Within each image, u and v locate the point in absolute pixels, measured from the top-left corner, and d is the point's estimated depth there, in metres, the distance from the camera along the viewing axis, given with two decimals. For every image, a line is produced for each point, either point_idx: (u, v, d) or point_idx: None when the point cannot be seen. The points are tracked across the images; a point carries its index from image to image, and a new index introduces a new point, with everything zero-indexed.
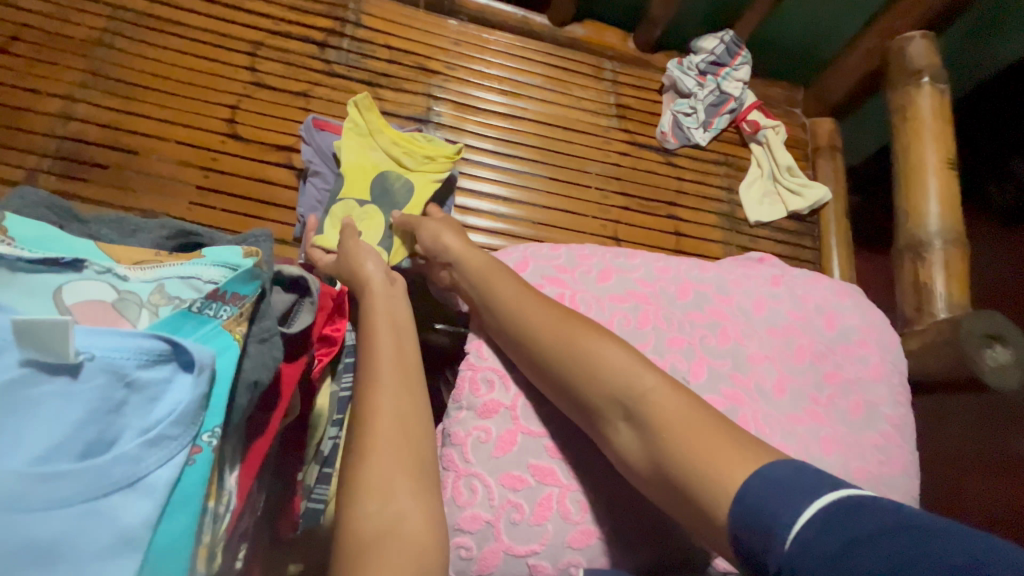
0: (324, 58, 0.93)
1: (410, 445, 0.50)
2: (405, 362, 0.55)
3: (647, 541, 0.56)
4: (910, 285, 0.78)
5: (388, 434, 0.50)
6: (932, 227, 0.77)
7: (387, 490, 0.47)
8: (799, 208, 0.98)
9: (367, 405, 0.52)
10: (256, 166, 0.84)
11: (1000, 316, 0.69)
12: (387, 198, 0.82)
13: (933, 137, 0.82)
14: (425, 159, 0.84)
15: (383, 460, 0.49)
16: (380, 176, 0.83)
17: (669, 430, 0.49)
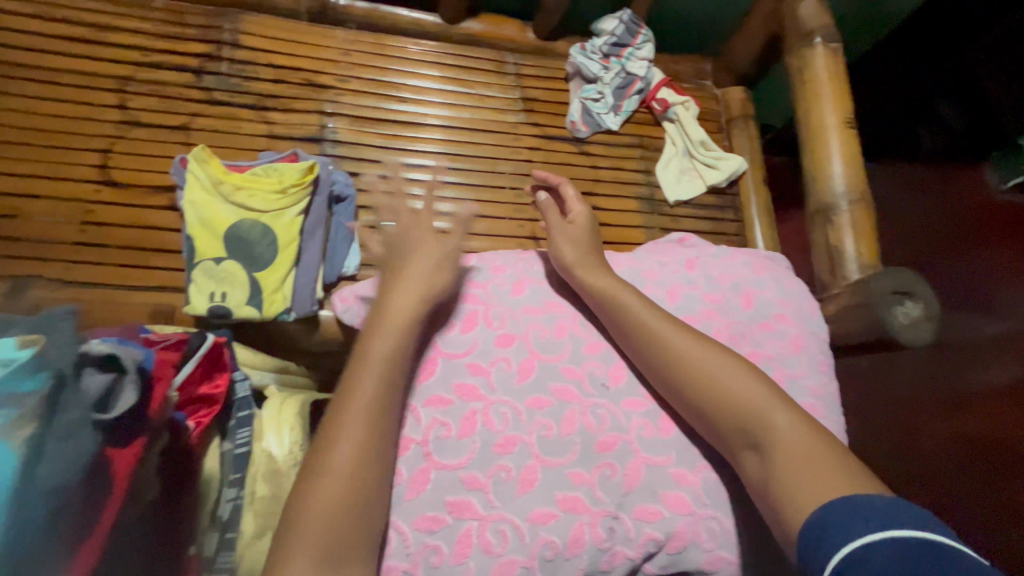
0: (202, 86, 0.87)
1: (362, 502, 0.47)
2: (387, 399, 0.51)
3: (576, 561, 0.54)
4: (823, 250, 0.78)
5: (348, 486, 0.47)
6: (837, 189, 0.77)
7: (339, 552, 0.44)
8: (717, 182, 0.98)
9: (334, 448, 0.48)
10: (136, 211, 0.78)
11: (907, 271, 0.68)
12: (244, 253, 0.68)
13: (831, 97, 0.81)
14: (273, 194, 0.69)
15: (335, 516, 0.45)
16: (229, 230, 0.68)
17: (792, 462, 0.51)
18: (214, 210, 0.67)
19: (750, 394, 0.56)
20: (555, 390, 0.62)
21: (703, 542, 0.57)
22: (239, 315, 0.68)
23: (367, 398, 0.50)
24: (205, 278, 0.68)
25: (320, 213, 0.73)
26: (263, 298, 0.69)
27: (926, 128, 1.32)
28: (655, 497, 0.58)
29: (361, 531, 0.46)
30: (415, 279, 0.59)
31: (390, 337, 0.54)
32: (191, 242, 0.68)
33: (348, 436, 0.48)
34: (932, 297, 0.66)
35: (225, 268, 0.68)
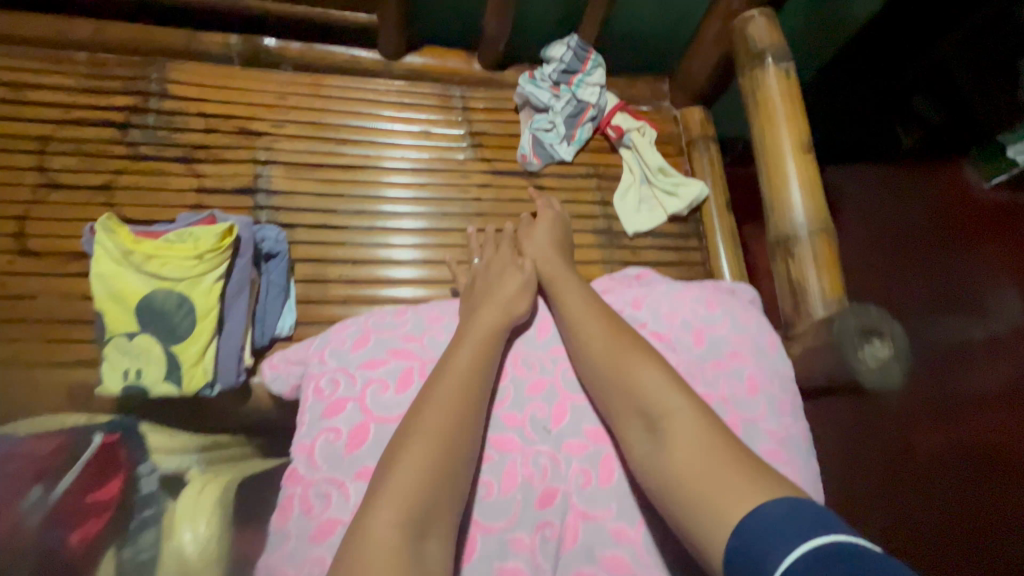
0: (127, 141, 0.82)
1: (447, 479, 0.53)
2: (473, 392, 0.59)
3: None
4: (785, 283, 0.73)
5: (437, 461, 0.53)
6: (797, 218, 0.72)
7: (425, 519, 0.50)
8: (678, 209, 0.93)
9: (424, 429, 0.55)
10: (54, 280, 0.73)
11: (872, 307, 0.63)
12: (158, 326, 0.63)
13: (785, 120, 0.77)
14: (186, 260, 0.64)
15: (421, 484, 0.51)
16: (141, 301, 0.63)
17: (691, 445, 0.53)
18: (124, 281, 0.63)
19: (659, 387, 0.58)
20: (495, 442, 0.62)
21: None
22: (156, 393, 0.63)
23: (452, 388, 0.58)
24: (118, 355, 0.63)
25: (245, 275, 0.68)
26: (182, 373, 0.63)
27: (904, 128, 1.21)
28: (592, 556, 0.58)
29: (444, 503, 0.52)
30: (504, 292, 0.69)
31: (471, 342, 0.63)
32: (101, 316, 0.63)
33: (433, 420, 0.55)
34: (901, 333, 0.61)
35: (139, 343, 0.63)
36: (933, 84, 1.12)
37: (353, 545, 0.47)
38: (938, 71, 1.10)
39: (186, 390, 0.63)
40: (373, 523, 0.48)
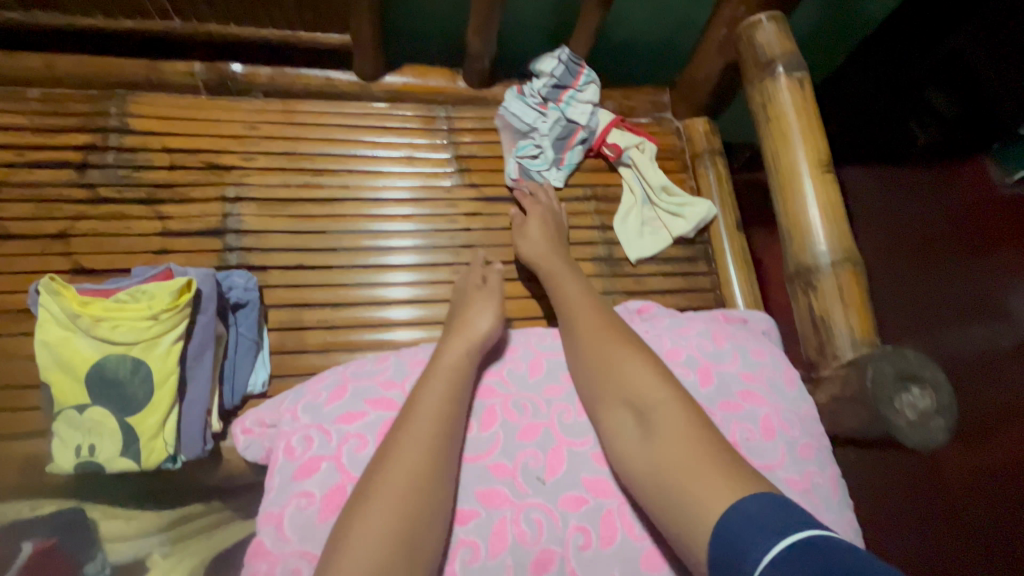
0: (88, 182, 0.77)
1: (409, 541, 0.48)
2: (441, 439, 0.54)
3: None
4: (807, 319, 0.66)
5: (397, 523, 0.48)
6: (818, 247, 0.65)
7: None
8: (684, 232, 0.86)
9: (382, 488, 0.50)
10: (11, 340, 0.68)
11: (908, 351, 0.56)
12: (111, 395, 0.57)
13: (801, 136, 0.70)
14: (142, 321, 0.58)
15: (378, 553, 0.46)
16: (93, 368, 0.57)
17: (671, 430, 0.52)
18: (72, 347, 0.57)
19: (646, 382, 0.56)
20: (481, 496, 0.56)
21: None
22: (115, 469, 0.57)
23: (417, 436, 0.53)
24: (69, 429, 0.57)
25: (208, 332, 0.62)
26: (142, 446, 0.58)
27: (918, 122, 1.04)
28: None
29: (405, 572, 0.47)
30: (479, 309, 0.66)
31: (440, 378, 0.58)
32: (49, 386, 0.57)
33: (396, 475, 0.50)
34: (942, 381, 0.52)
35: (91, 415, 0.57)
36: (945, 76, 0.94)
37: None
38: (956, 63, 0.91)
39: (147, 463, 0.58)
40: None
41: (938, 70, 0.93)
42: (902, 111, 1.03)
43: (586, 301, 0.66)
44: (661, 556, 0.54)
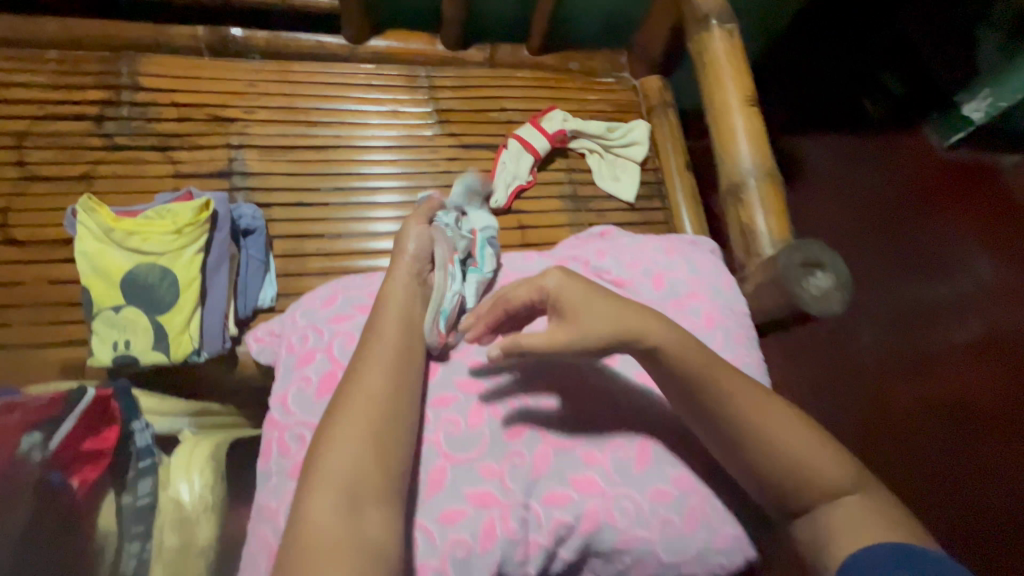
0: (103, 132, 0.85)
1: (383, 437, 0.51)
2: (406, 351, 0.57)
3: (489, 558, 0.51)
4: (737, 228, 0.77)
5: (368, 423, 0.51)
6: (744, 166, 0.77)
7: (361, 485, 0.47)
8: (643, 153, 1.00)
9: (350, 398, 0.52)
10: (42, 266, 0.76)
11: (815, 243, 0.68)
12: (143, 297, 0.67)
13: (731, 77, 0.81)
14: (170, 234, 0.67)
15: (353, 450, 0.49)
16: (125, 275, 0.66)
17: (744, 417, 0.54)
18: (108, 257, 0.66)
19: (785, 425, 0.54)
20: (460, 383, 0.61)
21: (615, 521, 0.54)
22: (146, 362, 0.67)
23: (379, 350, 0.56)
24: (107, 327, 0.66)
25: (223, 248, 0.71)
26: (168, 341, 0.67)
27: (873, 98, 1.71)
28: (564, 479, 0.55)
29: (384, 465, 0.49)
30: (419, 251, 0.65)
31: (397, 296, 0.61)
32: (87, 291, 0.67)
33: (364, 386, 0.53)
34: (839, 266, 0.67)
35: (126, 315, 0.66)
36: (901, 64, 1.69)
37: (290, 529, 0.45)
38: (904, 50, 1.69)
39: (173, 357, 0.67)
40: (308, 500, 0.46)
41: (855, 70, 1.73)
42: (865, 83, 1.72)
43: (670, 329, 0.57)
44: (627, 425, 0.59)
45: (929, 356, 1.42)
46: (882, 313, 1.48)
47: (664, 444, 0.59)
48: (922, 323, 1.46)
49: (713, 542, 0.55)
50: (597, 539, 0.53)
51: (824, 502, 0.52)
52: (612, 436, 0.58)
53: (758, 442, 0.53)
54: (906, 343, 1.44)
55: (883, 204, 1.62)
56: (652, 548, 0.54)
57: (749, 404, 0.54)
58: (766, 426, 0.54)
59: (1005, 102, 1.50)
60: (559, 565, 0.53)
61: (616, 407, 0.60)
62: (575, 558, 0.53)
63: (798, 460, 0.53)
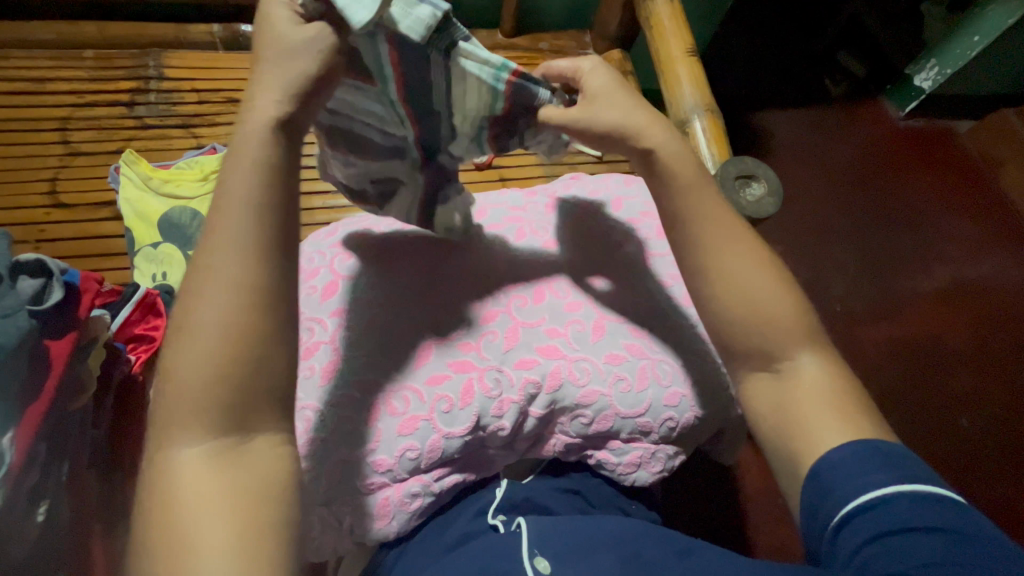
0: (135, 115, 0.98)
1: (251, 365, 0.39)
2: (260, 225, 0.42)
3: (468, 410, 0.60)
4: (686, 157, 0.89)
5: (218, 354, 0.39)
6: (688, 105, 0.89)
7: (238, 412, 0.39)
8: None
9: (196, 323, 0.39)
10: (89, 225, 0.89)
11: (748, 158, 0.79)
12: (179, 236, 0.81)
13: (673, 34, 0.94)
14: (200, 184, 0.83)
15: (207, 376, 0.38)
16: (164, 218, 0.81)
17: (733, 290, 0.54)
18: (149, 203, 0.81)
19: (767, 291, 0.53)
20: (443, 281, 0.67)
21: (576, 379, 0.63)
22: None
23: (221, 257, 0.40)
24: (145, 261, 0.79)
25: None
26: None
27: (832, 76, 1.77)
28: (509, 358, 0.63)
29: (258, 395, 0.40)
30: (283, 65, 0.45)
31: (231, 166, 0.43)
32: (131, 231, 0.80)
33: (220, 281, 0.40)
34: (767, 175, 0.79)
35: (163, 250, 0.80)
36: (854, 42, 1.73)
37: (159, 479, 0.38)
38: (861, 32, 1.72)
39: None
40: (178, 438, 0.38)
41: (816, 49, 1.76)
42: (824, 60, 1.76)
43: (670, 201, 0.57)
44: (595, 309, 0.68)
45: (899, 302, 1.43)
46: (857, 260, 1.49)
47: (599, 322, 0.67)
48: (897, 269, 1.48)
49: (661, 397, 0.65)
50: (565, 397, 0.63)
51: (791, 358, 0.52)
52: (567, 318, 0.67)
53: (750, 309, 0.53)
54: (882, 287, 1.45)
55: (856, 161, 1.65)
56: (608, 401, 0.63)
57: (734, 258, 0.55)
58: (756, 279, 0.54)
59: (948, 69, 1.55)
60: (531, 420, 0.62)
61: (548, 291, 0.68)
62: (544, 412, 0.62)
63: (764, 329, 0.52)
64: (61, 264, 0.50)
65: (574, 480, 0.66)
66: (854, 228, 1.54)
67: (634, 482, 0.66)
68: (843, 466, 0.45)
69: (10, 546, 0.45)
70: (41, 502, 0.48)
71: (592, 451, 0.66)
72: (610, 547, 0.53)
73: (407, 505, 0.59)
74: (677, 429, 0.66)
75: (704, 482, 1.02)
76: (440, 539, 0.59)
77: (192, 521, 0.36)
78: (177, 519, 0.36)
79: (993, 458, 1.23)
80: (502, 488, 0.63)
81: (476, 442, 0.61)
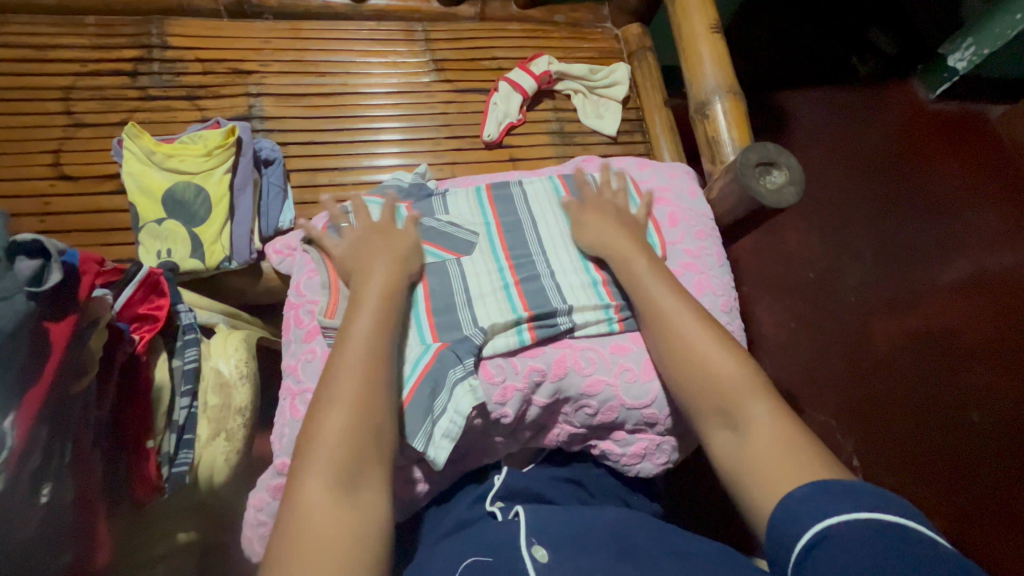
0: (138, 85, 0.95)
1: (372, 443, 0.50)
2: (383, 324, 0.57)
3: None
4: (705, 141, 0.86)
5: (357, 415, 0.51)
6: (709, 86, 0.85)
7: (354, 470, 0.49)
8: (623, 95, 1.07)
9: (340, 397, 0.51)
10: (94, 198, 0.88)
11: (770, 143, 0.75)
12: (182, 212, 0.81)
13: (697, 7, 0.89)
14: (203, 160, 0.82)
15: (339, 448, 0.49)
16: (167, 192, 0.81)
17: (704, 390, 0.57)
18: (154, 178, 0.81)
19: (700, 347, 0.58)
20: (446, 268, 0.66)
21: (581, 368, 0.62)
22: (185, 268, 0.79)
23: (358, 342, 0.55)
24: (150, 238, 0.79)
25: (248, 172, 0.85)
26: (201, 246, 0.79)
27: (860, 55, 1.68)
28: (524, 340, 0.63)
29: (373, 452, 0.50)
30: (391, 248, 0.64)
31: (377, 293, 0.59)
32: (135, 206, 0.81)
33: (355, 358, 0.54)
34: (791, 161, 0.75)
35: (167, 226, 0.80)
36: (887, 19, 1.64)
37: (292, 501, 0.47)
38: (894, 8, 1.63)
39: (201, 261, 0.79)
40: (303, 482, 0.47)
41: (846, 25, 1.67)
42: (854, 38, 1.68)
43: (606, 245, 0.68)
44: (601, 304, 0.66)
45: (917, 294, 1.40)
46: (875, 248, 1.45)
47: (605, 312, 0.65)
48: (917, 261, 1.44)
49: None
50: (567, 387, 0.62)
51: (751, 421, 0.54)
52: (574, 308, 0.66)
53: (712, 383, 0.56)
54: (897, 277, 1.42)
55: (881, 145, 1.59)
56: (614, 392, 0.62)
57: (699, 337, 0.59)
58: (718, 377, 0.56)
59: (985, 49, 1.46)
60: (534, 408, 0.62)
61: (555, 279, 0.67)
62: (548, 401, 0.61)
63: (707, 377, 0.56)
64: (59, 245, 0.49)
65: (575, 469, 0.66)
66: (874, 215, 1.49)
67: (637, 474, 0.66)
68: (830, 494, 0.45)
69: (13, 527, 0.46)
70: (44, 482, 0.48)
71: (597, 441, 0.65)
72: (605, 538, 0.53)
73: (408, 490, 0.60)
74: (682, 423, 0.64)
75: (705, 474, 1.01)
76: (440, 525, 0.60)
77: (308, 539, 0.44)
78: (300, 537, 0.45)
79: (1004, 454, 1.21)
80: (502, 475, 0.62)
81: (480, 429, 0.60)
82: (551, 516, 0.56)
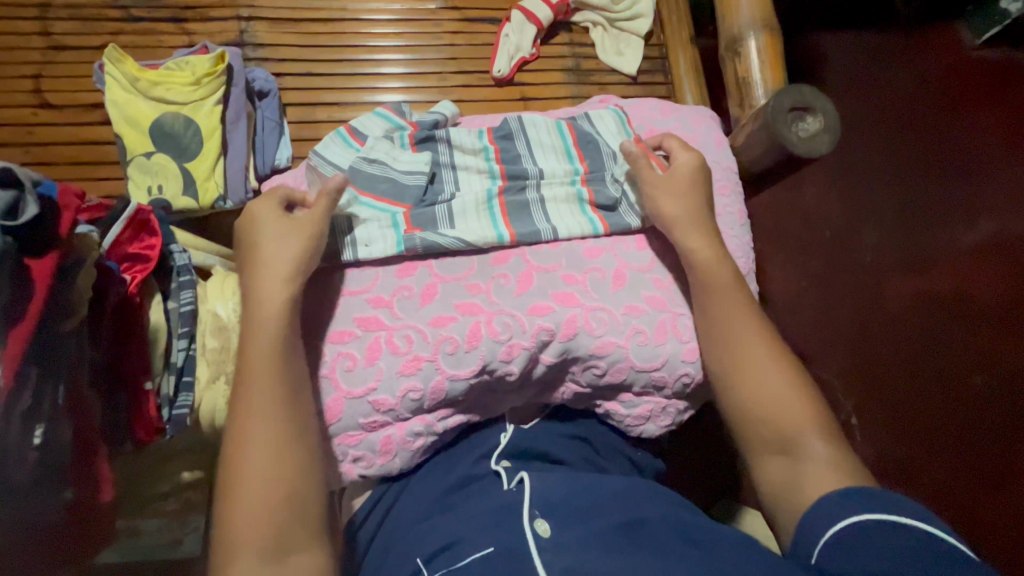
0: (119, 4, 0.88)
1: (295, 510, 0.50)
2: (290, 379, 0.53)
3: (475, 353, 0.57)
4: (734, 83, 0.79)
5: (276, 489, 0.49)
6: (743, 20, 0.77)
7: (284, 541, 0.48)
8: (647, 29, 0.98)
9: (249, 474, 0.49)
10: (79, 128, 0.83)
11: (806, 86, 0.68)
12: (172, 146, 0.76)
13: None
14: (192, 89, 0.77)
15: (264, 522, 0.48)
16: (154, 124, 0.76)
17: (755, 404, 0.56)
18: (141, 108, 0.76)
19: (773, 376, 0.56)
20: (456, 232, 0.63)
21: (591, 329, 0.59)
22: (178, 207, 0.76)
23: (261, 405, 0.51)
24: (140, 174, 0.76)
25: (241, 104, 0.80)
26: (194, 183, 0.76)
27: None
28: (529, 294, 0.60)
29: (298, 518, 0.50)
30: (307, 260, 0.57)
31: (264, 354, 0.52)
32: (122, 139, 0.76)
33: (264, 422, 0.50)
34: (826, 106, 0.68)
35: (156, 160, 0.76)
36: None
37: None
38: None
39: (193, 199, 0.76)
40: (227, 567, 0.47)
41: None
42: None
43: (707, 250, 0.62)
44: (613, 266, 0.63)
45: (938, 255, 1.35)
46: (897, 205, 1.39)
47: (619, 271, 0.63)
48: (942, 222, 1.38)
49: (679, 352, 0.61)
50: (575, 346, 0.59)
51: (801, 445, 0.53)
52: (584, 266, 0.63)
53: (770, 401, 0.55)
54: (922, 236, 1.36)
55: (917, 94, 1.48)
56: (624, 353, 0.60)
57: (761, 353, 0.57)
58: (784, 400, 0.55)
59: None
60: (541, 367, 0.60)
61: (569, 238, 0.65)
62: (556, 360, 0.59)
63: (764, 396, 0.56)
64: (31, 175, 0.46)
65: (579, 425, 0.65)
66: (903, 170, 1.41)
67: (640, 434, 0.65)
68: (866, 496, 0.48)
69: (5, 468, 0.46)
70: (35, 425, 0.49)
71: (602, 400, 0.64)
72: (608, 506, 0.52)
73: (409, 444, 0.59)
74: (691, 386, 0.62)
75: (708, 431, 1.01)
76: (440, 478, 0.60)
77: None
78: None
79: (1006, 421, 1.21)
80: (506, 432, 0.62)
81: (484, 386, 0.59)
82: (563, 483, 0.55)
